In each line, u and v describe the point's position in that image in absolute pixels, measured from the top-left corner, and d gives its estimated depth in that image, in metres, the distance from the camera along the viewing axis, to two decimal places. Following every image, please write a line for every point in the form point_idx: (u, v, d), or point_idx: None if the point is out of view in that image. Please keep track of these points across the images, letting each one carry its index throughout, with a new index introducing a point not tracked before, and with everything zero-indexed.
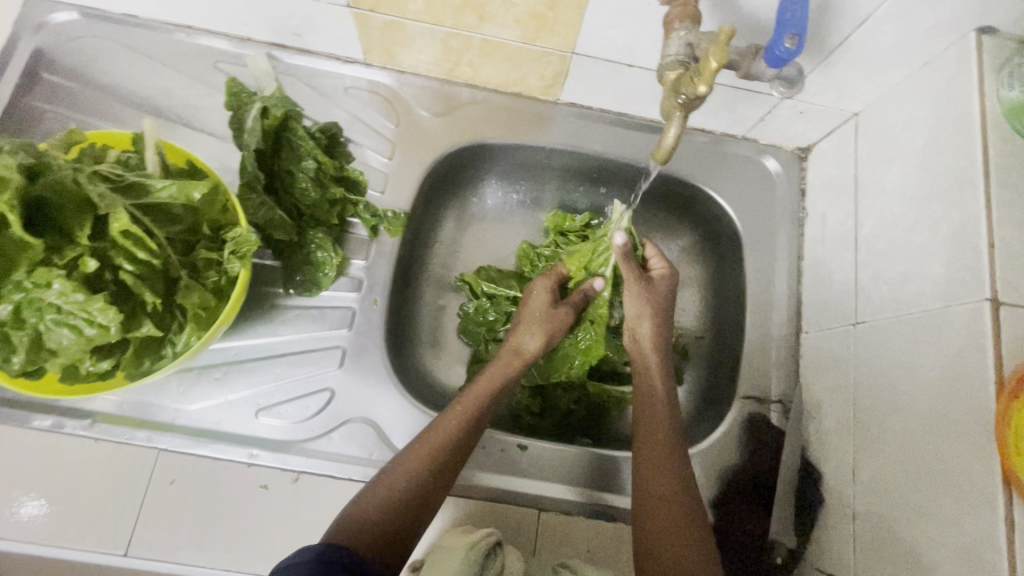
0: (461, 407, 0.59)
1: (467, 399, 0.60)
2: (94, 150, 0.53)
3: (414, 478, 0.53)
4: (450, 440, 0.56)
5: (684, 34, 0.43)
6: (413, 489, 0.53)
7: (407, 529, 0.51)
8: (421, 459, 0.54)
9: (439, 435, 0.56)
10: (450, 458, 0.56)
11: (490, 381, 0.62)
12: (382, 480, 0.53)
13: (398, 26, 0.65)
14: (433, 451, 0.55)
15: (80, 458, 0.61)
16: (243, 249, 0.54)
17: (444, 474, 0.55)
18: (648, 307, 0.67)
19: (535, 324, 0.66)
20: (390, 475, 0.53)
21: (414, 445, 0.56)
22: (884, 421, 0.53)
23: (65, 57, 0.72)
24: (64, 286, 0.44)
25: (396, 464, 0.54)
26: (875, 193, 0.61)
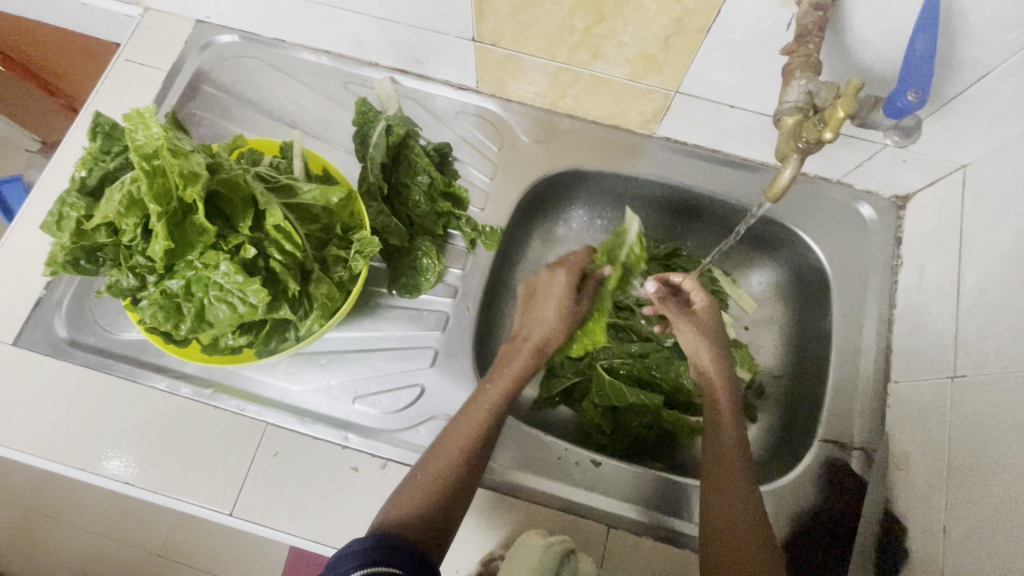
0: (484, 403, 0.61)
1: (490, 390, 0.63)
2: (253, 155, 0.62)
3: (447, 471, 0.56)
4: (478, 434, 0.59)
5: (804, 83, 0.46)
6: (449, 481, 0.55)
7: (446, 517, 0.54)
8: (453, 454, 0.57)
9: (467, 431, 0.59)
10: (481, 449, 0.59)
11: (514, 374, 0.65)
12: (419, 475, 0.56)
13: (515, 59, 0.71)
14: (465, 444, 0.58)
15: (201, 422, 0.68)
16: (367, 250, 0.60)
17: (476, 464, 0.58)
18: (700, 334, 0.71)
19: (553, 314, 0.70)
20: (426, 471, 0.56)
21: (445, 439, 0.59)
22: (983, 480, 0.52)
23: (222, 72, 0.83)
24: (229, 268, 0.51)
25: (429, 461, 0.57)
26: (982, 246, 0.60)
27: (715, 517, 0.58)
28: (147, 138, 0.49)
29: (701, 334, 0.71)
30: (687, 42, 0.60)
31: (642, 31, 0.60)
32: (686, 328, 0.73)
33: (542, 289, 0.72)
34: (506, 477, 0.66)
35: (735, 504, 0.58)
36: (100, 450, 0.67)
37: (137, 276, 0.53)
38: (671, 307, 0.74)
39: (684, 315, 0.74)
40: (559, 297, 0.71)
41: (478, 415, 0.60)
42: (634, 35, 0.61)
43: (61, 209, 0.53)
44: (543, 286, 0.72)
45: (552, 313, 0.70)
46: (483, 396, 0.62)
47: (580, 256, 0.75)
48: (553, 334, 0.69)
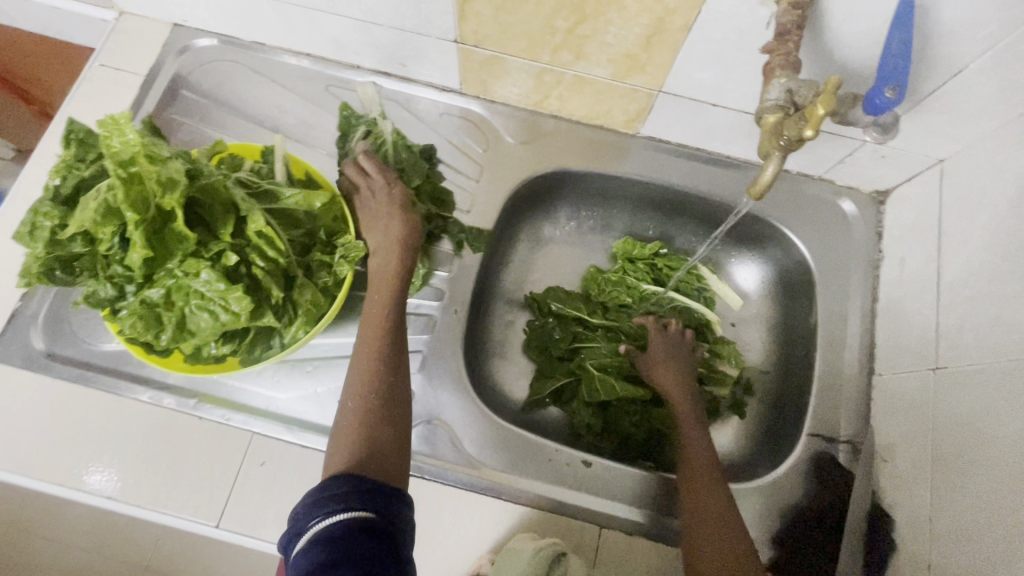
0: (371, 320, 0.59)
1: (377, 301, 0.60)
2: (234, 160, 0.61)
3: (366, 392, 0.54)
4: (378, 349, 0.56)
5: (785, 82, 0.46)
6: (374, 401, 0.53)
7: (388, 436, 0.51)
8: (364, 376, 0.55)
9: (367, 350, 0.56)
10: (386, 356, 0.56)
11: (381, 292, 0.60)
12: (345, 411, 0.53)
13: (498, 60, 0.71)
14: (370, 361, 0.56)
15: (185, 433, 0.67)
16: (352, 255, 0.59)
17: (393, 370, 0.56)
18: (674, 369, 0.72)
19: (385, 228, 0.63)
20: (348, 404, 0.53)
21: (352, 370, 0.56)
22: (966, 470, 0.53)
23: (201, 77, 0.82)
24: (210, 276, 0.50)
25: (348, 395, 0.54)
26: (960, 239, 0.61)
27: (696, 518, 0.59)
28: (124, 145, 0.48)
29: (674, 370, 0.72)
30: (669, 42, 0.60)
31: (624, 31, 0.61)
32: (654, 349, 0.74)
33: (368, 221, 0.64)
34: (496, 480, 0.66)
35: (710, 505, 0.60)
36: (80, 465, 0.65)
37: (114, 286, 0.51)
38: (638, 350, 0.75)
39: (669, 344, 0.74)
40: (381, 207, 0.64)
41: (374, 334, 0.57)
42: (617, 35, 0.61)
43: (35, 218, 0.52)
44: (370, 207, 0.65)
45: (393, 217, 0.63)
46: (368, 316, 0.59)
47: (375, 168, 0.66)
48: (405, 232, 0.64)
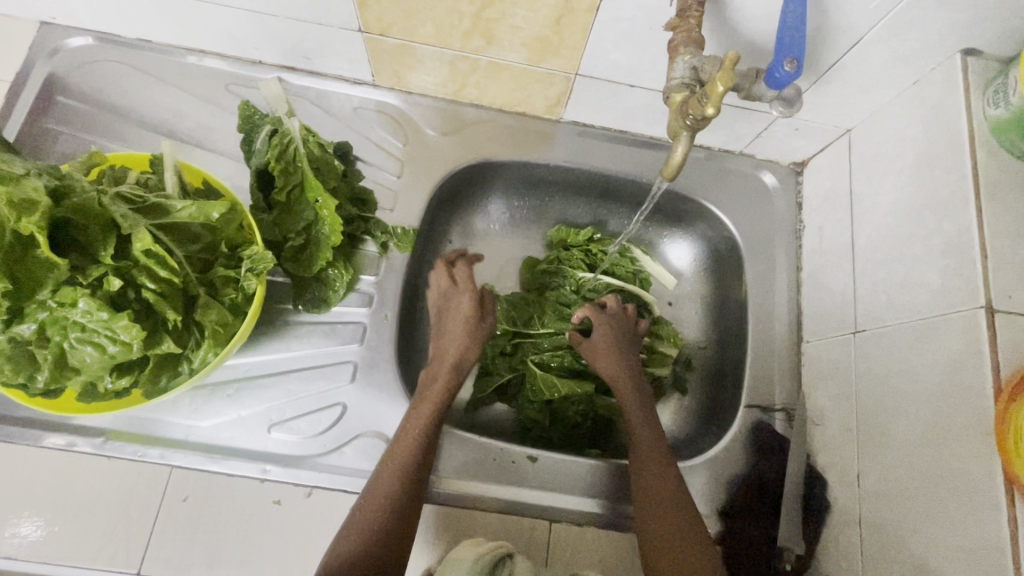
0: (412, 428, 0.60)
1: (421, 410, 0.62)
2: (114, 172, 0.54)
3: (388, 501, 0.56)
4: (409, 464, 0.58)
5: (689, 59, 0.46)
6: (390, 513, 0.55)
7: (390, 550, 0.54)
8: (392, 484, 0.57)
9: (401, 458, 0.58)
10: (415, 472, 0.58)
11: (428, 399, 0.63)
12: (361, 511, 0.56)
13: (408, 49, 0.67)
14: (401, 470, 0.58)
15: (94, 475, 0.61)
16: (260, 267, 0.55)
17: (416, 488, 0.58)
18: (620, 360, 0.71)
19: (456, 342, 0.69)
20: (367, 503, 0.56)
21: (383, 468, 0.58)
22: (887, 427, 0.55)
23: (79, 80, 0.74)
24: (89, 305, 0.45)
25: (370, 492, 0.57)
26: (870, 205, 0.63)
27: (650, 501, 0.59)
28: None
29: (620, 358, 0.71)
30: (579, 23, 0.59)
31: (532, 13, 0.58)
32: (598, 337, 0.72)
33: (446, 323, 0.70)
34: (442, 485, 0.64)
35: (665, 484, 0.60)
36: None
37: None
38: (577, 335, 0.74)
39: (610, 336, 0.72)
40: (462, 322, 0.70)
41: (408, 442, 0.59)
42: (525, 18, 0.59)
43: None
44: (450, 313, 0.71)
45: (467, 338, 0.69)
46: (408, 421, 0.61)
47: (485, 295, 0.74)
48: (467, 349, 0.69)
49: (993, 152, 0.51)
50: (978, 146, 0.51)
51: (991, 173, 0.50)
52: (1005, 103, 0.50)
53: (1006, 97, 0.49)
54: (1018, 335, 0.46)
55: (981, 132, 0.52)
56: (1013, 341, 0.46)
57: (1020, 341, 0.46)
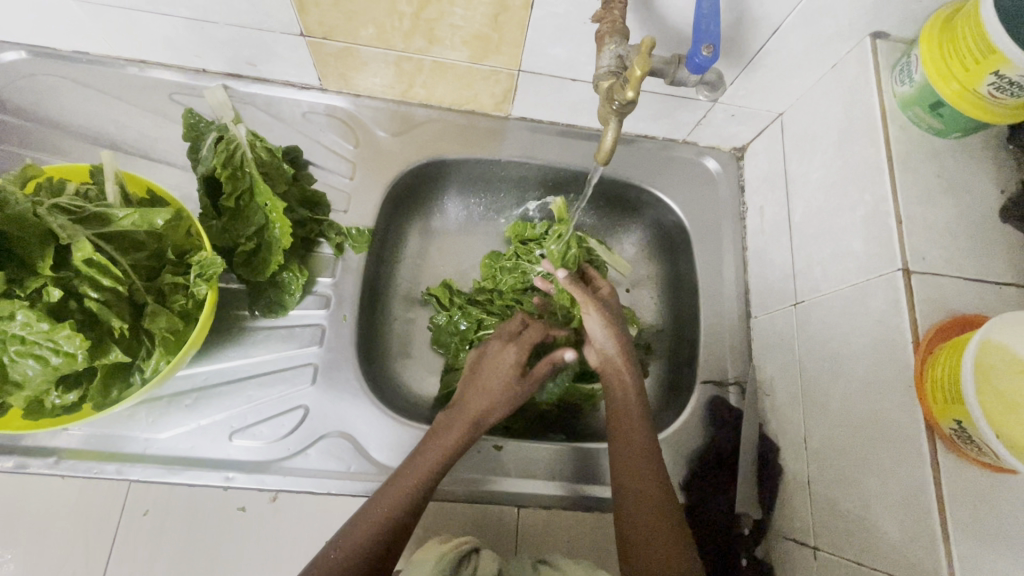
0: (412, 481, 0.57)
1: (425, 464, 0.59)
2: (52, 184, 0.54)
3: (359, 555, 0.52)
4: (392, 524, 0.55)
5: (615, 49, 0.50)
6: (355, 568, 0.52)
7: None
8: (369, 536, 0.54)
9: (387, 511, 0.55)
10: (393, 538, 0.55)
11: (436, 452, 0.60)
12: (326, 557, 0.52)
13: (352, 51, 0.68)
14: (381, 526, 0.54)
15: (49, 495, 0.60)
16: (209, 272, 0.54)
17: (388, 552, 0.54)
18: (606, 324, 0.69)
19: (492, 403, 0.65)
20: (337, 550, 0.53)
21: (364, 518, 0.55)
22: (827, 392, 0.58)
23: (14, 94, 0.72)
24: (28, 316, 0.45)
25: (342, 539, 0.54)
26: (802, 183, 0.66)
27: (631, 500, 0.59)
28: None
29: (608, 322, 0.69)
30: (515, 20, 0.61)
31: (470, 12, 0.60)
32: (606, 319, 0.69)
33: (492, 376, 0.67)
34: None
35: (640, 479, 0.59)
36: None
37: None
38: (581, 290, 0.71)
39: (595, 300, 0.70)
40: (505, 377, 0.67)
41: (401, 496, 0.56)
42: (464, 17, 0.61)
43: None
44: (496, 371, 0.67)
45: (501, 403, 0.65)
46: (409, 469, 0.58)
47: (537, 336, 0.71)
48: (492, 407, 0.65)
49: (903, 126, 0.55)
50: (890, 122, 0.55)
51: (903, 146, 0.54)
52: (911, 79, 0.53)
53: (910, 74, 0.53)
54: (933, 292, 0.49)
55: (892, 108, 0.56)
56: (929, 299, 0.49)
57: (936, 299, 0.49)
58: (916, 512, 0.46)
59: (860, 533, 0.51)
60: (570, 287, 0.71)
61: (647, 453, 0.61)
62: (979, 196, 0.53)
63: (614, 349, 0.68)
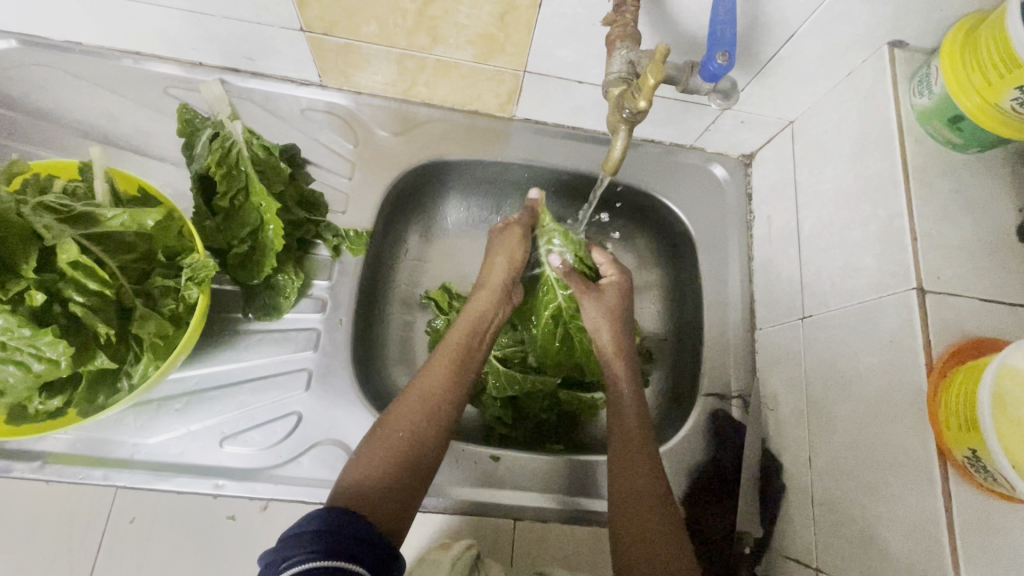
0: (449, 351, 0.62)
1: (452, 341, 0.63)
2: (38, 182, 0.52)
3: (416, 428, 0.55)
4: (438, 390, 0.58)
5: (626, 54, 0.49)
6: (413, 435, 0.54)
7: (413, 478, 0.53)
8: (416, 409, 0.56)
9: (432, 387, 0.58)
10: (444, 404, 0.58)
11: (467, 326, 0.65)
12: (378, 435, 0.54)
13: (353, 48, 0.66)
14: (426, 395, 0.57)
15: (33, 500, 0.58)
16: (201, 275, 0.53)
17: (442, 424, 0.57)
18: (603, 317, 0.70)
19: (498, 268, 0.71)
20: (388, 430, 0.55)
21: (405, 399, 0.57)
22: (833, 410, 0.56)
23: (4, 85, 0.70)
24: (9, 322, 0.43)
25: (391, 417, 0.56)
26: (813, 194, 0.65)
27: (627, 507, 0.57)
28: None
29: (598, 313, 0.70)
30: (523, 20, 0.59)
31: (476, 10, 0.58)
32: (601, 307, 0.71)
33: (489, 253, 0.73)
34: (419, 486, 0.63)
35: (642, 491, 0.58)
36: None
37: None
38: (576, 283, 0.72)
39: (591, 292, 0.72)
40: (500, 245, 0.72)
41: (438, 368, 0.60)
42: (469, 15, 0.59)
43: None
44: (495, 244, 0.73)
45: (501, 263, 0.71)
46: (443, 346, 0.63)
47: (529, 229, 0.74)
48: (504, 275, 0.70)
49: (920, 139, 0.53)
50: (906, 134, 0.53)
51: (919, 160, 0.53)
52: (930, 92, 0.52)
53: (929, 87, 0.52)
54: (947, 314, 0.48)
55: (909, 121, 0.54)
56: (943, 321, 0.48)
57: (951, 321, 0.48)
58: (926, 540, 0.45)
59: (866, 556, 0.50)
60: (566, 279, 0.73)
61: (637, 403, 0.65)
62: (997, 215, 0.52)
63: (605, 333, 0.70)
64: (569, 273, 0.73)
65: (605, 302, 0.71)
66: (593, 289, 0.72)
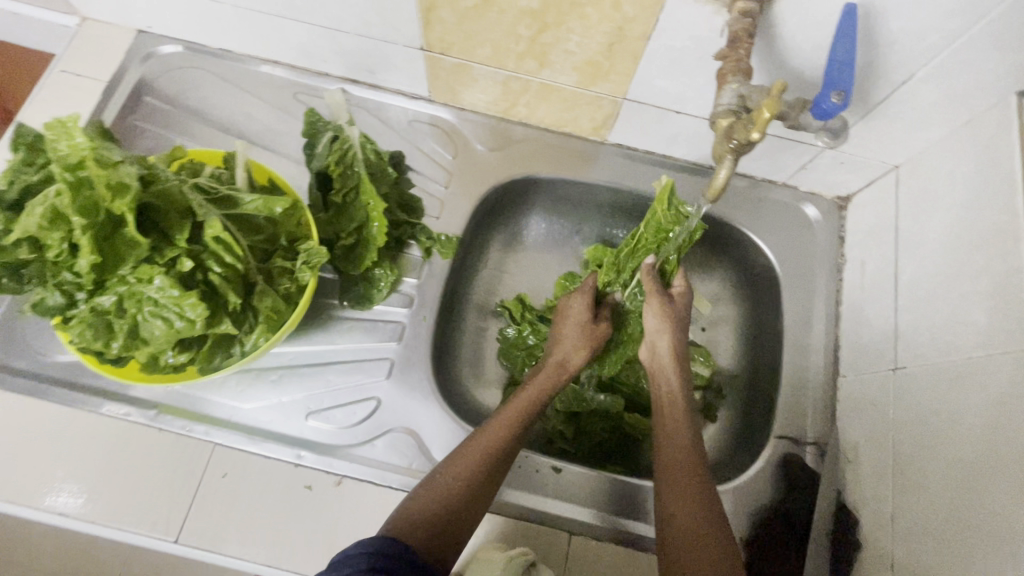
0: (515, 410, 0.63)
1: (519, 400, 0.65)
2: (194, 166, 0.60)
3: (467, 476, 0.57)
4: (499, 446, 0.60)
5: (737, 88, 0.50)
6: (469, 485, 0.57)
7: (457, 523, 0.55)
8: (474, 461, 0.58)
9: (491, 440, 0.60)
10: (501, 460, 0.59)
11: (536, 389, 0.66)
12: (439, 478, 0.57)
13: (465, 68, 0.71)
14: (487, 450, 0.59)
15: (143, 445, 0.65)
16: (314, 261, 0.59)
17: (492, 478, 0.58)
18: (666, 322, 0.70)
19: (575, 347, 0.70)
20: (443, 476, 0.57)
21: (468, 447, 0.59)
22: (924, 469, 0.53)
23: (167, 84, 0.81)
24: (163, 282, 0.49)
25: (452, 463, 0.58)
26: (916, 241, 0.62)
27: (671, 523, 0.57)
28: (71, 148, 0.47)
29: (666, 318, 0.70)
30: (630, 50, 0.61)
31: (586, 39, 0.61)
32: (669, 315, 0.70)
33: (570, 332, 0.71)
34: None
35: (690, 514, 0.57)
36: (30, 483, 0.62)
37: (64, 293, 0.51)
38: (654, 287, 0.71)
39: (665, 298, 0.71)
40: (580, 328, 0.72)
41: (502, 425, 0.61)
42: (579, 43, 0.62)
43: None
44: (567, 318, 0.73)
45: (584, 349, 0.70)
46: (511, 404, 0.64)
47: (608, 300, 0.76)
48: (576, 349, 0.70)
49: None
50: None
51: None
52: None
53: None
54: None
55: None
56: None
57: None
58: None
59: None
60: (644, 279, 0.73)
61: (688, 417, 0.65)
62: None
63: (665, 341, 0.70)
64: (652, 274, 0.72)
65: (674, 308, 0.71)
66: (667, 294, 0.72)
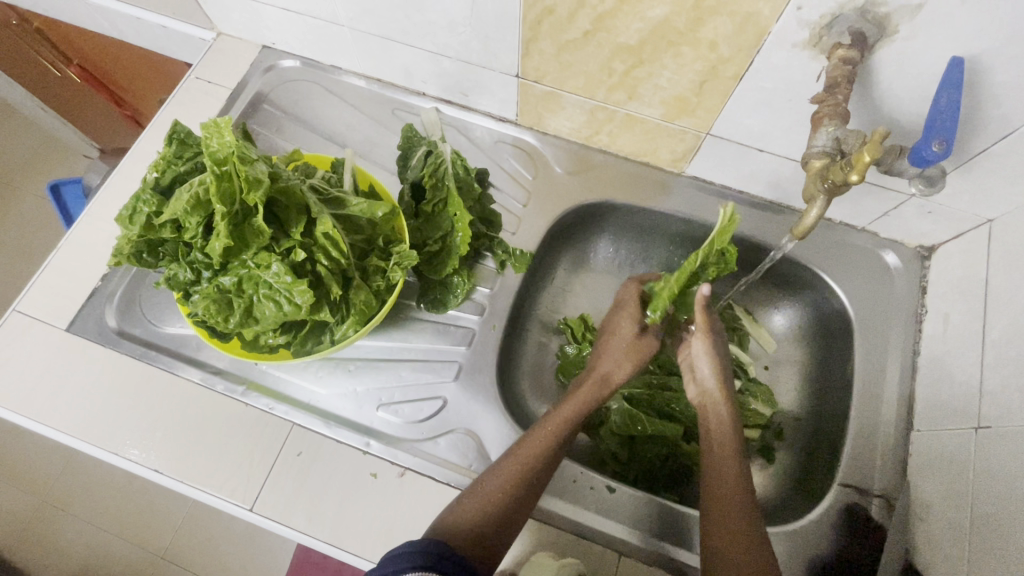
0: (557, 424, 0.64)
1: (561, 414, 0.65)
2: (307, 168, 0.67)
3: (509, 486, 0.58)
4: (540, 460, 0.61)
5: (831, 131, 0.52)
6: (511, 495, 0.58)
7: (502, 530, 0.56)
8: (515, 472, 0.59)
9: (531, 453, 0.61)
10: (542, 473, 0.60)
11: (579, 403, 0.66)
12: (481, 486, 0.59)
13: (555, 96, 0.76)
14: (528, 461, 0.60)
15: (230, 416, 0.71)
16: (405, 262, 0.63)
17: (535, 490, 0.60)
18: (715, 358, 0.69)
19: (618, 364, 0.70)
20: (484, 486, 0.59)
21: (509, 459, 0.61)
22: (1006, 535, 0.51)
23: (282, 94, 0.90)
24: (279, 269, 0.55)
25: (495, 472, 0.60)
26: (1008, 298, 0.60)
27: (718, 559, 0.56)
28: (220, 146, 0.54)
29: (716, 354, 0.69)
30: (720, 88, 0.64)
31: (678, 75, 0.64)
32: (712, 348, 0.70)
33: (612, 347, 0.71)
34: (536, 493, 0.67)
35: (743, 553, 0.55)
36: (132, 438, 0.69)
37: (194, 270, 0.58)
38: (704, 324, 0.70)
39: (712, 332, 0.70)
40: (627, 343, 0.71)
41: (542, 439, 0.62)
42: (670, 79, 0.65)
43: (134, 205, 0.59)
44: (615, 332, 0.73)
45: (628, 365, 0.70)
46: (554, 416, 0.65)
47: (648, 343, 0.72)
48: (620, 365, 0.70)
49: None
50: None
51: None
52: None
53: None
54: None
55: None
56: None
57: None
58: None
59: None
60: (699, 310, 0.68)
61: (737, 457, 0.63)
62: None
63: (712, 375, 0.69)
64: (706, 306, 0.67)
65: (718, 343, 0.70)
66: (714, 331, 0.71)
